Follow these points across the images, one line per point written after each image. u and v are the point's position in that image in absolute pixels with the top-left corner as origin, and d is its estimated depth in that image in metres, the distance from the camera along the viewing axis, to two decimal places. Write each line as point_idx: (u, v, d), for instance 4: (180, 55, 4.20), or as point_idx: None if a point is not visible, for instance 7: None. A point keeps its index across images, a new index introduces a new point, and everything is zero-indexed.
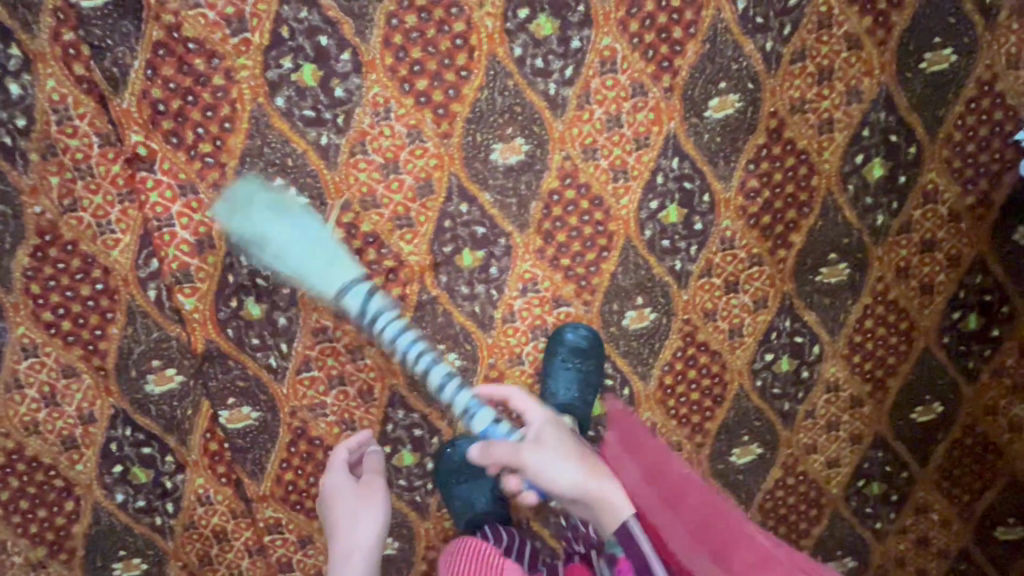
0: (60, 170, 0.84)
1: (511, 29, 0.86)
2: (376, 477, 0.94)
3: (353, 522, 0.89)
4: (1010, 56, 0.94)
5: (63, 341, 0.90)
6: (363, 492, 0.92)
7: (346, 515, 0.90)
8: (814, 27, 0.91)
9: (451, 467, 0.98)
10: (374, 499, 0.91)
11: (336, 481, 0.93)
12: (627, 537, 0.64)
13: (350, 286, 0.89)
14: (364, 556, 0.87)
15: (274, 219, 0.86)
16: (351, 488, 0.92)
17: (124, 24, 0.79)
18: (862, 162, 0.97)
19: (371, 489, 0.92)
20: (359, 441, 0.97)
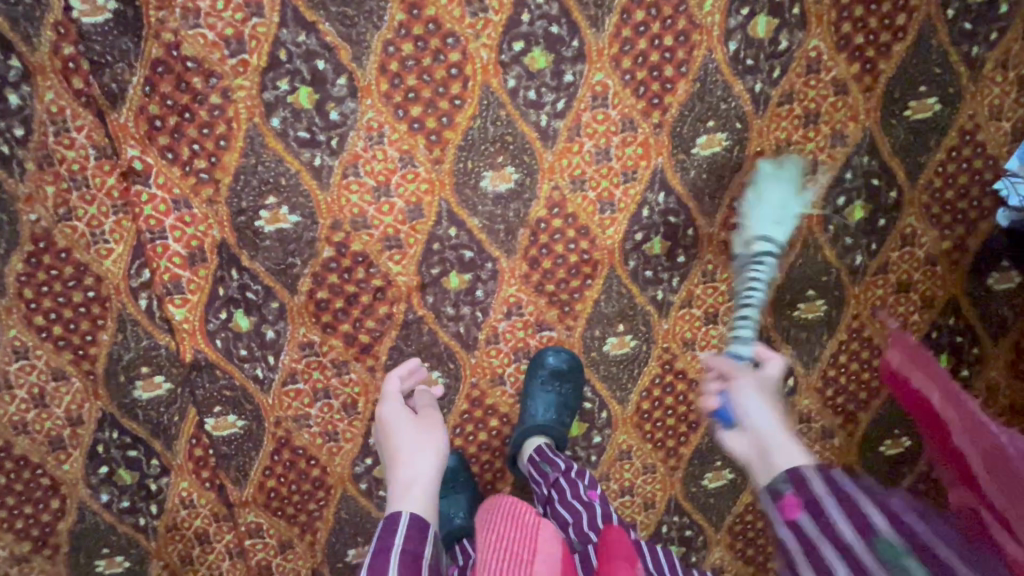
0: (56, 180, 0.85)
1: (505, 61, 0.88)
2: (435, 412, 0.91)
3: (415, 449, 0.81)
4: (994, 107, 0.97)
5: (54, 345, 0.92)
6: (423, 422, 0.87)
7: (408, 442, 0.83)
8: (803, 71, 0.93)
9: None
10: (436, 429, 0.86)
11: (393, 409, 0.89)
12: (798, 480, 0.63)
13: (770, 245, 0.94)
14: (427, 485, 0.76)
15: (755, 196, 0.96)
16: (410, 418, 0.88)
17: (123, 41, 0.81)
18: (843, 204, 1.00)
19: (431, 420, 0.88)
20: (412, 366, 0.97)
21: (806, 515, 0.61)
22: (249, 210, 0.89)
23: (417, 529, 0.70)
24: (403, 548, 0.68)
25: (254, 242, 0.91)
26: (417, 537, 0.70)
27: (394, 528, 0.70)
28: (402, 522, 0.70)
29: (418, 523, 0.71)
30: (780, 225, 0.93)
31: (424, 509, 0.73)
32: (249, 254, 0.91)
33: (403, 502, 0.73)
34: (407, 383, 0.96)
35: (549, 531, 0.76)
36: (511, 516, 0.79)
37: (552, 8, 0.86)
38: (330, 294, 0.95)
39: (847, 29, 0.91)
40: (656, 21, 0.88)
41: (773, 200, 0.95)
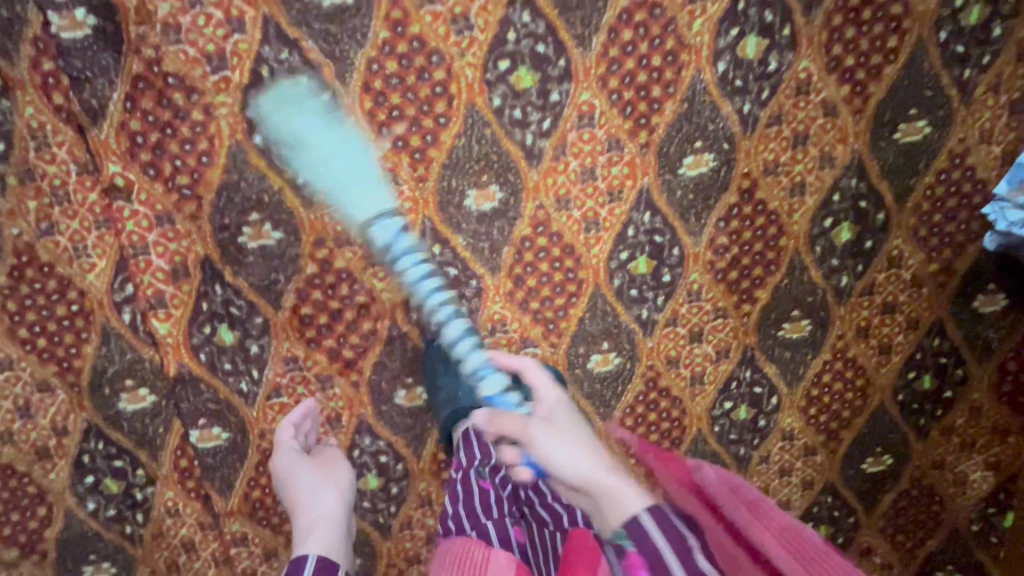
0: (38, 195, 0.85)
1: (491, 80, 0.87)
2: (333, 450, 1.00)
3: (315, 493, 0.93)
4: (985, 131, 0.96)
5: (38, 357, 0.93)
6: (320, 465, 0.97)
7: (307, 491, 0.93)
8: (792, 93, 0.92)
9: (436, 356, 0.96)
10: (335, 476, 0.96)
11: (286, 459, 0.95)
12: (637, 535, 0.59)
13: (388, 216, 0.87)
14: (331, 529, 0.89)
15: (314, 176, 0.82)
16: (306, 463, 0.96)
17: (103, 57, 0.80)
18: (830, 226, 0.99)
19: (328, 461, 0.97)
20: (305, 412, 0.99)
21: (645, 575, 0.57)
22: (232, 226, 0.89)
23: (324, 570, 0.82)
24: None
25: (238, 257, 0.91)
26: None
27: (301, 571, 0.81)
28: (309, 565, 0.82)
29: (326, 564, 0.83)
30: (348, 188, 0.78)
31: (331, 551, 0.85)
32: (233, 270, 0.91)
33: (309, 546, 0.84)
34: (304, 425, 1.00)
35: (499, 562, 0.77)
36: (464, 552, 0.80)
37: (539, 26, 0.85)
38: (314, 310, 0.95)
39: (838, 50, 0.90)
40: (644, 41, 0.87)
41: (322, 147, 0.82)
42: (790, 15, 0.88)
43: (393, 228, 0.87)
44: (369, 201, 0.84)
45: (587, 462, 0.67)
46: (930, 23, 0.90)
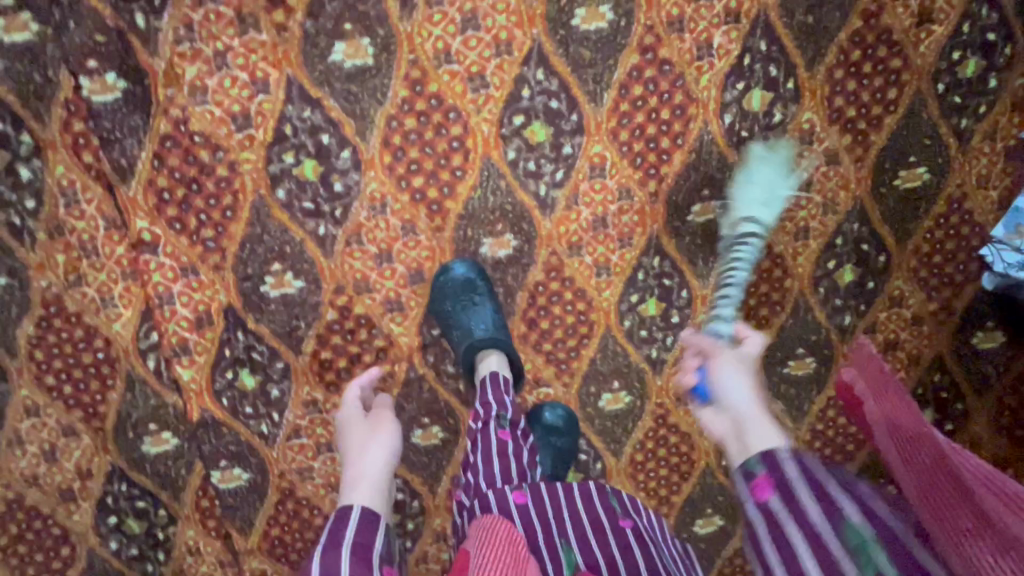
0: (66, 249, 0.87)
1: (505, 135, 0.90)
2: (387, 407, 0.90)
3: (365, 445, 0.80)
4: (982, 177, 0.99)
5: (64, 403, 0.95)
6: (372, 421, 0.85)
7: (357, 444, 0.81)
8: (796, 142, 0.95)
9: (446, 294, 0.94)
10: (385, 425, 0.83)
11: (348, 417, 0.87)
12: (770, 461, 0.53)
13: (757, 226, 0.91)
14: (376, 480, 0.73)
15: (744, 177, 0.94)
16: (361, 420, 0.85)
17: (132, 118, 0.82)
18: (833, 267, 1.02)
19: (380, 417, 0.85)
20: (370, 377, 0.93)
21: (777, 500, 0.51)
22: (254, 276, 0.92)
23: (369, 520, 0.66)
24: (353, 541, 0.63)
25: (260, 306, 0.93)
26: (368, 527, 0.66)
27: (345, 522, 0.66)
28: (353, 516, 0.67)
29: (370, 515, 0.67)
30: (767, 206, 0.91)
31: (376, 499, 0.70)
32: (255, 317, 0.94)
33: (355, 496, 0.69)
34: (367, 393, 0.93)
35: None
36: (512, 540, 0.64)
37: (552, 83, 0.88)
38: (334, 354, 0.97)
39: (840, 102, 0.93)
40: (653, 96, 0.90)
41: (766, 176, 0.92)
42: (794, 69, 0.91)
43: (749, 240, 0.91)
44: (757, 207, 0.91)
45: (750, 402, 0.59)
46: (928, 75, 0.93)
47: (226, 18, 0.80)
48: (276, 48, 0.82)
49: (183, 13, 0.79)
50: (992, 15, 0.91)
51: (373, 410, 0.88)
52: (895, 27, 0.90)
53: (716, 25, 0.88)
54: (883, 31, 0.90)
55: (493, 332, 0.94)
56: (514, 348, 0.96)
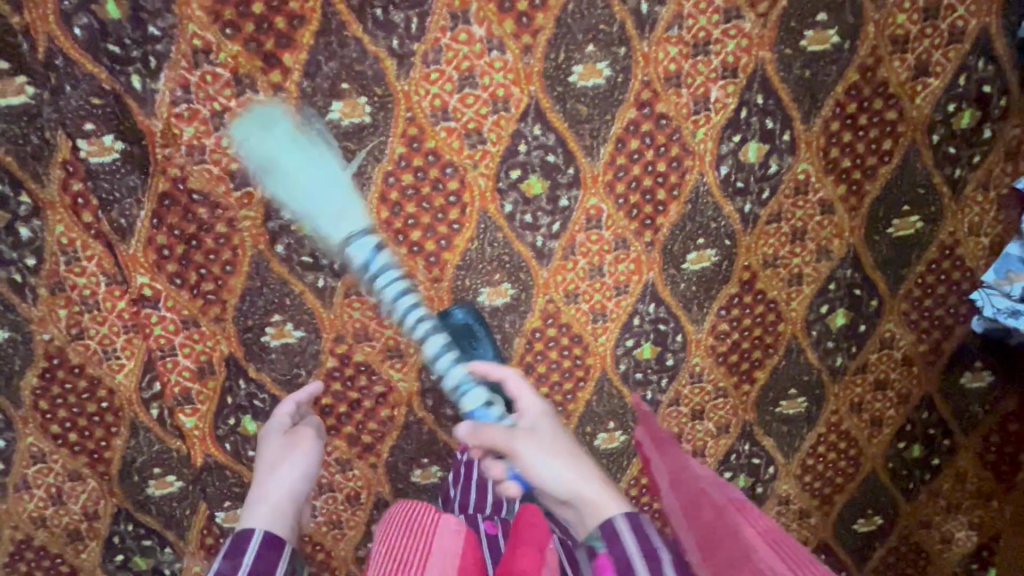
0: (68, 304, 0.88)
1: (502, 188, 0.90)
2: (310, 426, 0.88)
3: (277, 464, 0.78)
4: (973, 224, 1.00)
5: (70, 449, 0.97)
6: (290, 439, 0.83)
7: (270, 460, 0.80)
8: (791, 193, 0.96)
9: None
10: (302, 446, 0.82)
11: (271, 430, 0.86)
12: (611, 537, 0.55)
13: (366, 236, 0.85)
14: (283, 503, 0.72)
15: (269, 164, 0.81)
16: (280, 435, 0.84)
17: (130, 178, 0.83)
18: (825, 311, 1.04)
19: (298, 436, 0.83)
20: (309, 392, 0.92)
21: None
22: (255, 327, 0.93)
23: (271, 547, 0.65)
24: (253, 567, 0.62)
25: (261, 355, 0.95)
26: (270, 556, 0.64)
27: (244, 547, 0.64)
28: (253, 540, 0.65)
29: (272, 540, 0.66)
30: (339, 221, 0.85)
31: (279, 523, 0.68)
32: (256, 366, 0.95)
33: (256, 517, 0.68)
34: (303, 409, 0.93)
35: (449, 529, 0.71)
36: (405, 520, 0.74)
37: (549, 138, 0.88)
38: (334, 400, 0.99)
39: (835, 153, 0.94)
40: (650, 149, 0.91)
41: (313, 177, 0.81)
42: (790, 122, 0.92)
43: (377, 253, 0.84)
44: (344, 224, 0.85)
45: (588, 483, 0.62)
46: (923, 127, 0.94)
47: (223, 79, 0.80)
48: (273, 108, 0.82)
49: (180, 75, 0.79)
50: (988, 68, 0.91)
51: (298, 425, 0.87)
52: (891, 80, 0.91)
53: (712, 79, 0.88)
54: (878, 84, 0.91)
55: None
56: None
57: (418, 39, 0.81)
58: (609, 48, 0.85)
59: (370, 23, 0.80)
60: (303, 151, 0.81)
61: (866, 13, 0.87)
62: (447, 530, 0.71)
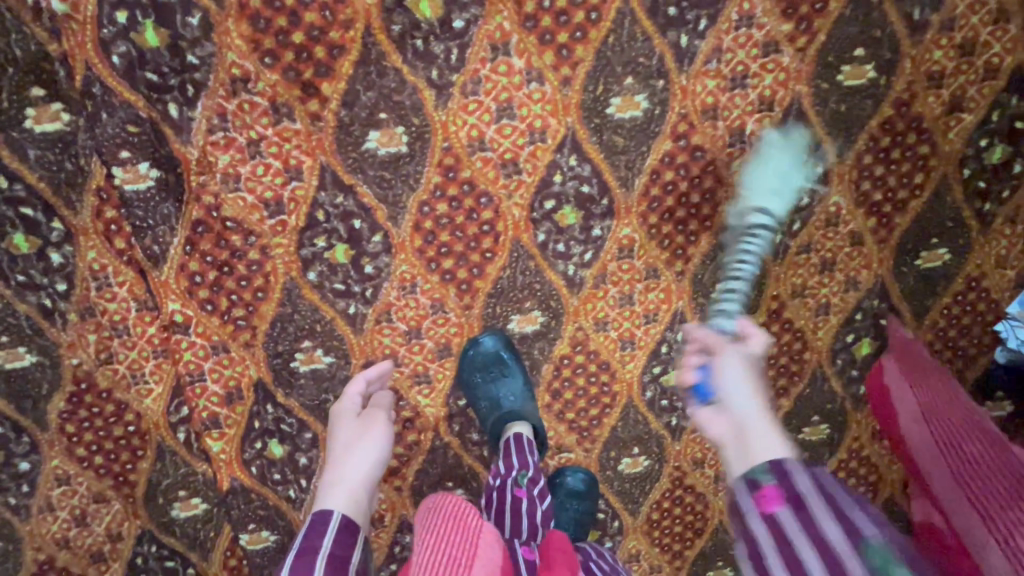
0: (97, 329, 0.87)
1: (536, 218, 0.90)
2: (381, 409, 0.90)
3: (351, 450, 0.80)
4: (1000, 257, 1.01)
5: (95, 472, 0.96)
6: (361, 423, 0.86)
7: (344, 443, 0.83)
8: (822, 224, 0.96)
9: (475, 366, 0.95)
10: (373, 433, 0.84)
11: (341, 412, 0.88)
12: (781, 473, 0.51)
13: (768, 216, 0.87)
14: (357, 489, 0.74)
15: (758, 163, 0.89)
16: (352, 420, 0.86)
17: (164, 206, 0.82)
18: (851, 340, 1.04)
19: (370, 421, 0.86)
20: (379, 370, 0.93)
21: (785, 511, 0.50)
22: (285, 352, 0.92)
23: (347, 532, 0.68)
24: (331, 551, 0.65)
25: (290, 381, 0.94)
26: (347, 540, 0.67)
27: (323, 529, 0.67)
28: (332, 523, 0.68)
29: (349, 525, 0.68)
30: (778, 196, 0.88)
31: (354, 510, 0.71)
32: (284, 391, 0.95)
33: (334, 501, 0.71)
34: (372, 388, 0.93)
35: (492, 540, 0.69)
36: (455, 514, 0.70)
37: (584, 169, 0.88)
38: None
39: (867, 186, 0.94)
40: (684, 180, 0.90)
41: (771, 177, 0.88)
42: (824, 155, 0.92)
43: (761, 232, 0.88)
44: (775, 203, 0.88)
45: (749, 401, 0.60)
46: (955, 161, 0.94)
47: (260, 108, 0.79)
48: (310, 137, 0.81)
49: (217, 103, 0.78)
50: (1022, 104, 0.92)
51: (369, 408, 0.90)
52: (925, 115, 0.91)
53: (749, 112, 0.88)
54: (912, 118, 0.91)
55: (520, 404, 0.95)
56: (540, 419, 0.97)
57: (457, 70, 0.81)
58: (647, 81, 0.84)
59: (410, 53, 0.79)
60: (770, 166, 0.88)
61: (904, 48, 0.87)
62: (490, 540, 0.69)
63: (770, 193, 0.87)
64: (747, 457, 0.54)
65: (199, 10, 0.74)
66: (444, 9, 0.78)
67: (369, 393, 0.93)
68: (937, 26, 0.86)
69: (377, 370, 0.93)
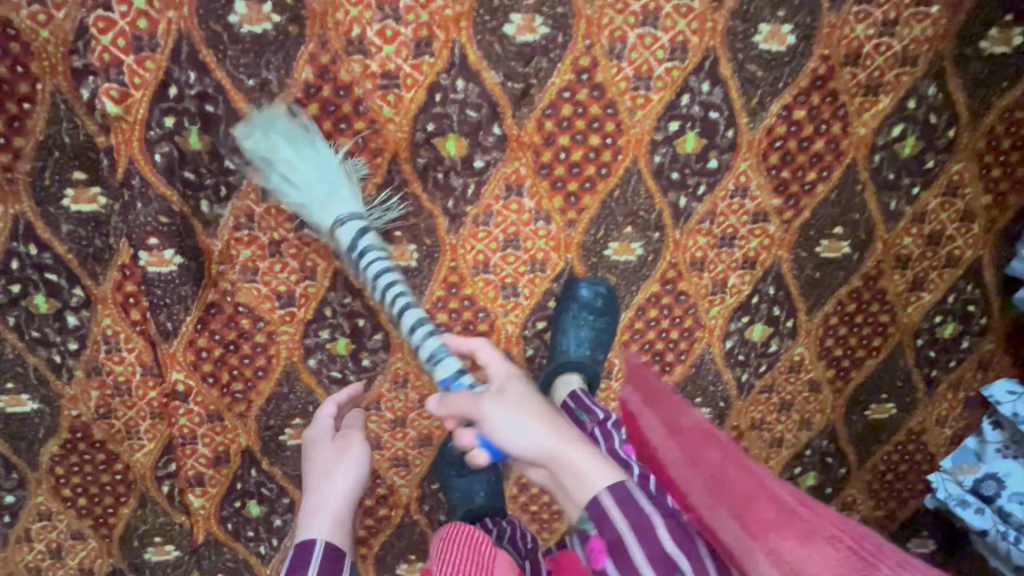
0: (101, 387, 0.92)
1: (528, 335, 0.97)
2: (355, 427, 0.90)
3: (328, 477, 0.82)
4: (940, 416, 1.10)
5: (76, 512, 1.00)
6: (338, 445, 0.86)
7: (322, 468, 0.84)
8: (786, 369, 1.04)
9: (453, 459, 1.00)
10: (350, 451, 0.85)
11: (317, 434, 0.89)
12: (600, 517, 0.59)
13: (352, 220, 0.83)
14: (340, 515, 0.78)
15: (291, 152, 0.80)
16: (328, 442, 0.88)
17: (183, 287, 0.87)
18: (797, 471, 1.13)
19: (346, 443, 0.86)
20: (348, 393, 0.94)
21: (610, 563, 0.59)
22: (276, 426, 0.98)
23: (332, 559, 0.73)
24: None
25: (277, 451, 1.00)
26: (331, 567, 0.72)
27: (307, 559, 0.72)
28: (315, 552, 0.73)
29: (334, 553, 0.73)
30: (333, 195, 0.82)
31: (339, 536, 0.76)
32: (271, 460, 1.00)
33: (317, 530, 0.75)
34: (343, 409, 0.94)
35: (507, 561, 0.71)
36: (471, 545, 0.72)
37: None
38: None
39: (830, 342, 1.03)
40: (666, 318, 0.98)
41: (302, 164, 0.80)
42: (795, 311, 1.00)
43: (363, 236, 0.83)
44: (336, 206, 0.82)
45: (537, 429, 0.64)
46: (910, 331, 1.03)
47: (286, 214, 0.85)
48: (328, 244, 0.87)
49: (247, 205, 0.84)
50: (976, 291, 1.01)
51: (343, 429, 0.90)
52: (889, 289, 1.00)
53: (732, 268, 0.96)
54: (878, 290, 1.00)
55: (492, 501, 0.96)
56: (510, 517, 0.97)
57: (472, 203, 0.87)
58: (645, 232, 0.92)
59: (432, 183, 0.86)
60: (308, 152, 0.80)
61: (877, 232, 0.96)
62: (505, 563, 0.71)
63: (328, 206, 0.82)
64: (580, 491, 0.61)
65: (242, 123, 0.80)
66: (468, 149, 0.85)
67: (341, 414, 0.93)
68: (909, 216, 0.96)
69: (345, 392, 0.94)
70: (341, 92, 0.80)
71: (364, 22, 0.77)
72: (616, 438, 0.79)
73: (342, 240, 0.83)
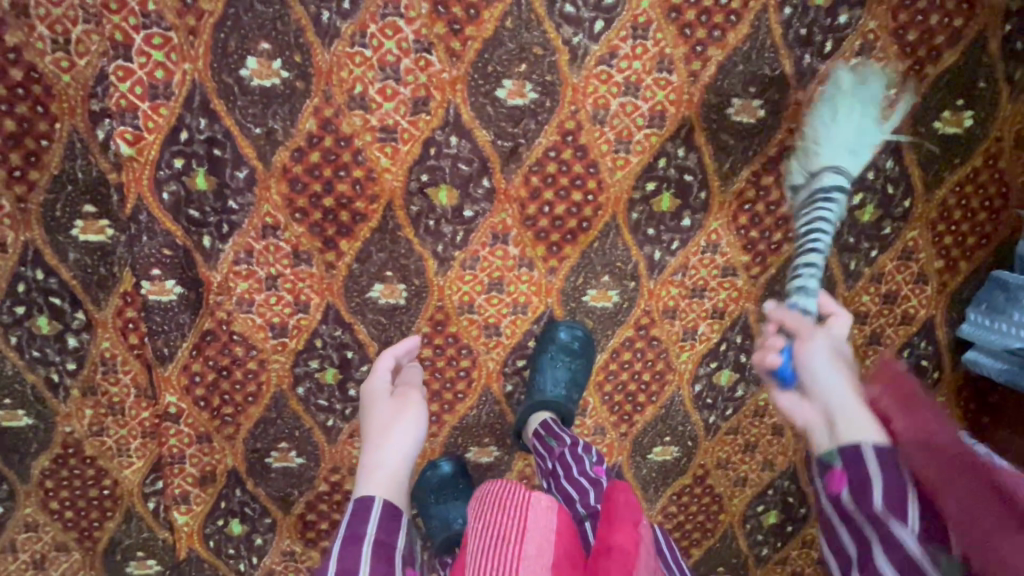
0: (95, 405, 0.96)
1: (507, 372, 1.02)
2: (415, 387, 0.83)
3: (386, 428, 0.74)
4: None
5: (62, 524, 1.03)
6: (398, 400, 0.79)
7: (381, 424, 0.75)
8: (750, 413, 1.10)
9: (431, 487, 1.04)
10: (410, 407, 0.78)
11: (374, 389, 0.83)
12: (852, 458, 0.54)
13: (840, 174, 0.89)
14: (399, 471, 0.70)
15: (829, 114, 0.89)
16: (385, 397, 0.80)
17: (181, 315, 0.92)
18: (760, 510, 1.18)
19: (406, 399, 0.79)
20: (407, 347, 0.91)
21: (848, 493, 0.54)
22: (262, 449, 1.02)
23: (390, 517, 0.65)
24: (376, 537, 0.63)
25: (262, 473, 1.04)
26: (391, 526, 0.64)
27: (367, 516, 0.64)
28: (375, 509, 0.65)
29: (391, 510, 0.65)
30: (853, 154, 0.89)
31: (396, 493, 0.68)
32: (255, 480, 1.04)
33: (375, 485, 0.67)
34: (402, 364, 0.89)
35: (542, 506, 0.64)
36: (501, 495, 0.66)
37: None
38: (319, 516, 1.07)
39: None
40: (639, 361, 1.04)
41: (848, 123, 0.88)
42: None
43: (835, 189, 0.88)
44: (849, 161, 0.89)
45: (836, 378, 0.60)
46: None
47: (283, 251, 0.90)
48: (322, 280, 0.92)
49: (247, 242, 0.89)
50: (928, 347, 1.08)
51: (401, 385, 0.84)
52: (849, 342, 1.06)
53: (703, 317, 1.02)
54: None
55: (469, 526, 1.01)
56: None
57: (460, 248, 0.93)
58: (621, 281, 0.98)
59: (423, 229, 0.91)
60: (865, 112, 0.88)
61: (838, 289, 1.03)
62: (541, 507, 0.64)
63: (841, 156, 0.89)
64: (831, 433, 0.56)
65: (247, 167, 0.85)
66: (458, 200, 0.90)
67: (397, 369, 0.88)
68: (868, 276, 1.02)
69: (405, 348, 0.91)
70: (342, 142, 0.86)
71: (367, 81, 0.84)
72: (586, 461, 0.86)
73: (821, 182, 0.89)
